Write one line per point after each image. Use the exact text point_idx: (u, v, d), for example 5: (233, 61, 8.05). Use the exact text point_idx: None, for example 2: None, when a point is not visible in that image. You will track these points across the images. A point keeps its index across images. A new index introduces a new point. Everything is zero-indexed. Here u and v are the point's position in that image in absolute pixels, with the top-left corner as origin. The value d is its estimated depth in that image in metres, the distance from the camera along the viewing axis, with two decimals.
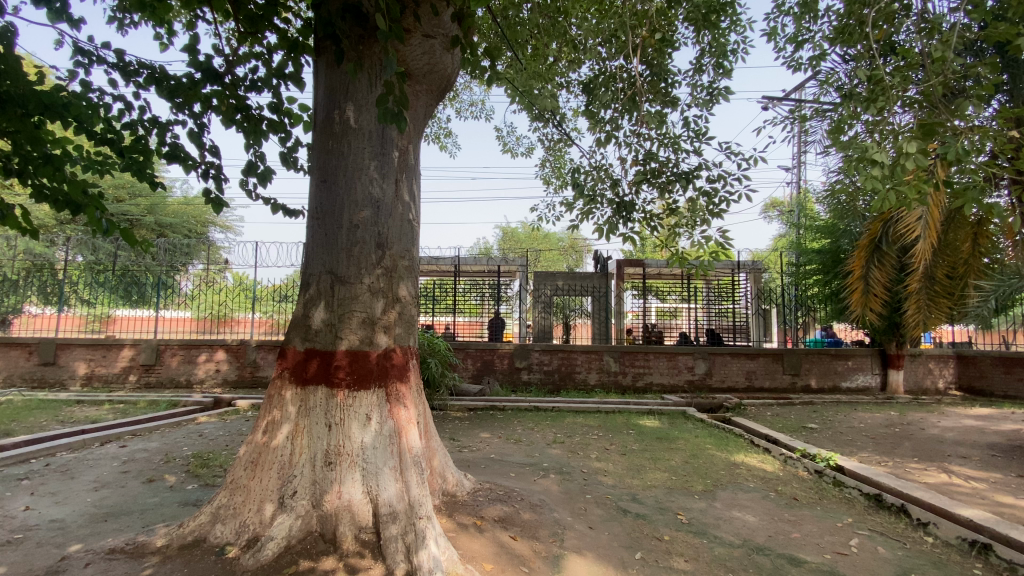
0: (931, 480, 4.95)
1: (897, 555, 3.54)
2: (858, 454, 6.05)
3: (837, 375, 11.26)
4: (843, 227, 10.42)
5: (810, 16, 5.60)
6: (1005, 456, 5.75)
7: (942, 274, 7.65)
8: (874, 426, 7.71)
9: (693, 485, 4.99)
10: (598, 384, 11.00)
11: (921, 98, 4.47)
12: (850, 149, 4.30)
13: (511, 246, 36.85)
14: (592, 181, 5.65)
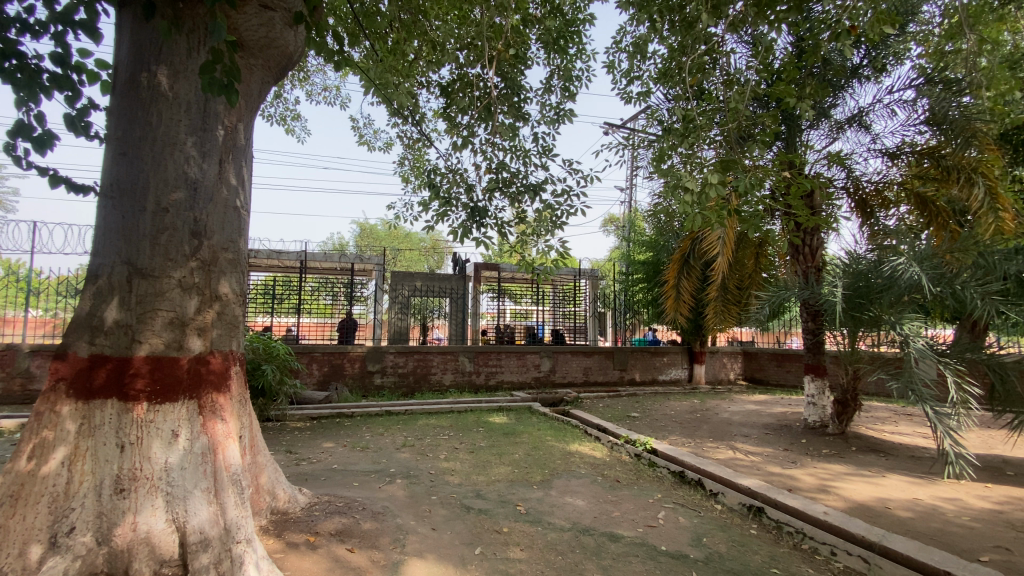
0: (721, 456, 5.98)
1: (692, 522, 4.18)
2: (669, 437, 7.05)
3: (656, 370, 12.99)
4: (663, 242, 12.10)
5: (641, 56, 6.38)
6: (773, 432, 7.18)
7: (733, 285, 9.31)
8: (682, 412, 9.04)
9: (533, 476, 5.31)
10: (452, 384, 11.08)
11: (721, 140, 5.36)
12: (668, 176, 4.99)
13: (368, 243, 35.37)
14: (447, 183, 5.67)
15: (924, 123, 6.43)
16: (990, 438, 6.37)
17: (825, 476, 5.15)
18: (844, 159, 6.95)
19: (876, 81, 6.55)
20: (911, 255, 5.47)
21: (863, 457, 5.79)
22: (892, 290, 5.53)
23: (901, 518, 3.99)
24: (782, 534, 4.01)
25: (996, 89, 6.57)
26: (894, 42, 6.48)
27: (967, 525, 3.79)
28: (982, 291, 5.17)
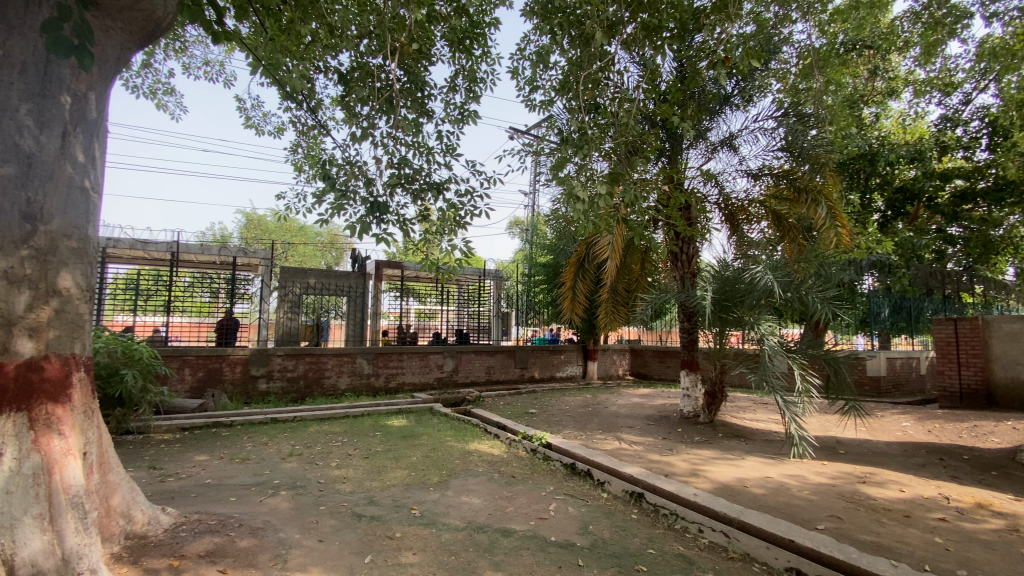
0: (609, 447, 6.39)
1: (580, 512, 4.42)
2: (563, 431, 7.38)
3: (554, 367, 13.52)
4: (562, 246, 12.66)
5: (544, 66, 6.59)
6: (654, 422, 7.82)
7: (622, 288, 9.98)
8: (576, 407, 9.51)
9: (430, 478, 5.25)
10: (348, 388, 10.59)
11: (613, 152, 5.72)
12: (565, 183, 5.24)
13: (254, 235, 32.48)
14: (344, 175, 5.39)
15: (780, 150, 7.38)
16: (824, 421, 7.51)
17: (696, 461, 5.73)
18: (717, 177, 7.76)
19: (744, 109, 7.38)
20: (769, 264, 6.28)
21: (728, 442, 6.52)
22: (753, 294, 6.28)
23: (755, 494, 4.55)
24: (659, 517, 4.37)
25: (834, 125, 7.74)
26: (759, 77, 7.37)
27: (804, 497, 4.43)
28: (820, 297, 6.08)
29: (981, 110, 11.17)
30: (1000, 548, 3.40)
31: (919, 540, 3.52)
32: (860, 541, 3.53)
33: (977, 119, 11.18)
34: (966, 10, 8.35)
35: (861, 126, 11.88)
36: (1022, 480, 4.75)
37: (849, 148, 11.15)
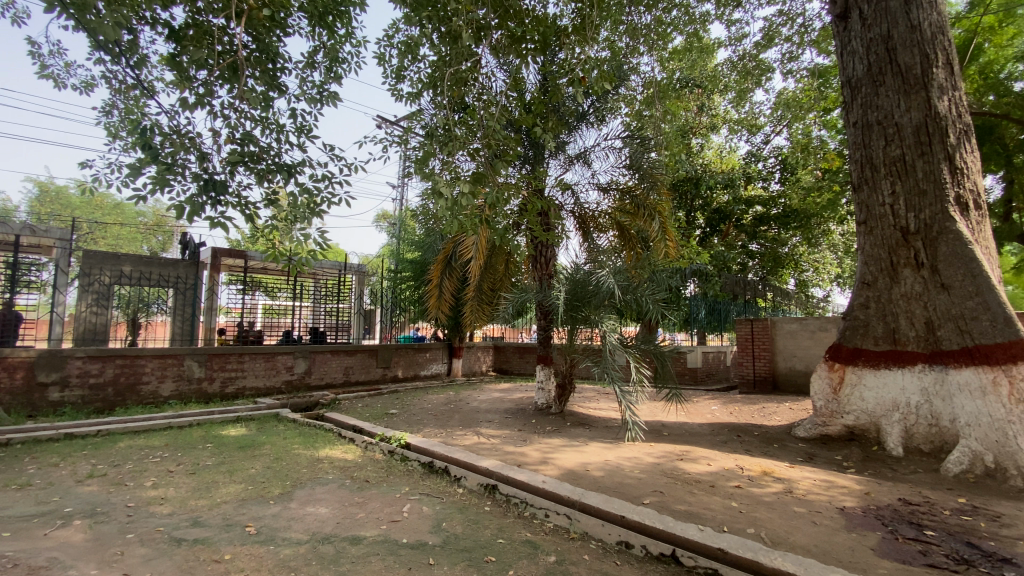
0: (467, 443, 6.48)
1: (434, 510, 4.42)
2: (423, 430, 7.29)
3: (418, 366, 13.31)
4: (429, 243, 12.52)
5: (412, 57, 6.44)
6: (511, 416, 8.16)
7: (487, 287, 10.20)
8: (437, 405, 9.49)
9: (270, 490, 4.79)
10: (173, 394, 9.16)
11: (479, 151, 5.80)
12: (429, 178, 5.21)
13: (49, 209, 26.45)
14: (171, 146, 4.64)
15: (626, 168, 8.21)
16: (654, 407, 8.58)
17: (548, 450, 6.10)
18: (573, 187, 8.35)
19: (597, 126, 8.05)
20: (613, 270, 6.92)
21: (575, 430, 7.07)
22: (599, 295, 6.90)
23: (595, 477, 5.00)
24: (510, 507, 4.56)
25: (670, 150, 8.86)
26: (611, 99, 8.09)
27: (635, 476, 4.99)
28: (652, 299, 6.90)
29: (775, 150, 13.73)
30: (774, 506, 4.20)
31: (719, 506, 4.19)
32: (676, 511, 4.08)
33: (772, 156, 13.72)
34: (767, 66, 10.22)
35: (691, 153, 13.82)
36: (791, 449, 5.95)
37: (680, 172, 12.88)
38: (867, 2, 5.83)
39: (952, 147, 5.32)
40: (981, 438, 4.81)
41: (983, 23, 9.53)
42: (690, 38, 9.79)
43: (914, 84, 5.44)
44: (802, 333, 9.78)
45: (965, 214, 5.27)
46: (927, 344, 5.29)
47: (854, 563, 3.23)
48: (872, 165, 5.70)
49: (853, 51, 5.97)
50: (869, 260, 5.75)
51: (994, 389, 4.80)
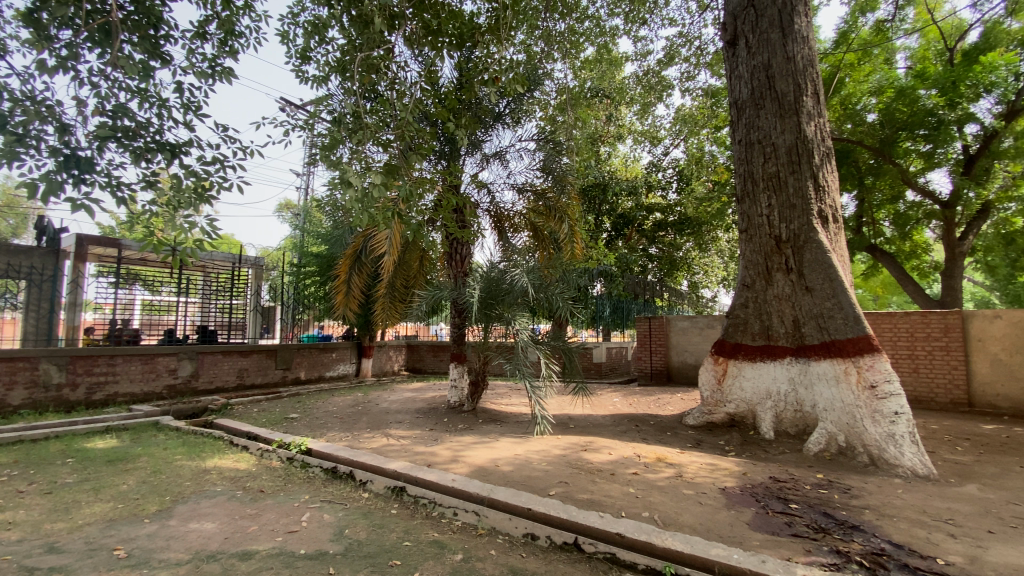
0: (374, 445, 6.26)
1: (336, 517, 4.21)
2: (327, 434, 6.92)
3: (323, 367, 12.61)
4: (336, 238, 11.91)
5: (318, 38, 6.06)
6: (422, 415, 8.01)
7: (399, 284, 9.91)
8: (343, 407, 9.06)
9: (145, 507, 4.28)
10: (24, 404, 7.88)
11: (392, 142, 5.60)
12: (336, 167, 4.95)
13: None
14: (21, 112, 3.94)
15: (540, 170, 8.40)
16: (562, 401, 8.88)
17: (458, 448, 6.07)
18: (488, 185, 8.38)
19: (513, 127, 8.15)
20: (526, 268, 7.04)
21: (486, 427, 7.10)
22: (512, 294, 7.02)
23: (504, 472, 5.06)
24: (418, 507, 4.48)
25: (580, 156, 9.23)
26: (526, 101, 8.21)
27: (542, 469, 5.13)
28: (562, 297, 7.13)
29: (673, 162, 14.83)
30: (668, 490, 4.53)
31: (619, 493, 4.43)
32: (580, 500, 4.25)
33: (671, 167, 14.80)
34: (667, 83, 11.04)
35: (600, 159, 14.53)
36: (683, 436, 6.46)
37: (589, 177, 13.49)
38: (752, 32, 6.49)
39: (816, 167, 6.06)
40: (834, 419, 5.54)
41: (840, 62, 11.04)
42: (600, 49, 10.30)
43: (788, 109, 6.14)
44: (693, 330, 10.68)
45: (826, 226, 6.02)
46: (794, 339, 5.99)
47: (733, 537, 3.58)
48: (753, 180, 6.36)
49: (740, 76, 6.62)
50: (749, 265, 6.41)
51: (847, 378, 5.48)
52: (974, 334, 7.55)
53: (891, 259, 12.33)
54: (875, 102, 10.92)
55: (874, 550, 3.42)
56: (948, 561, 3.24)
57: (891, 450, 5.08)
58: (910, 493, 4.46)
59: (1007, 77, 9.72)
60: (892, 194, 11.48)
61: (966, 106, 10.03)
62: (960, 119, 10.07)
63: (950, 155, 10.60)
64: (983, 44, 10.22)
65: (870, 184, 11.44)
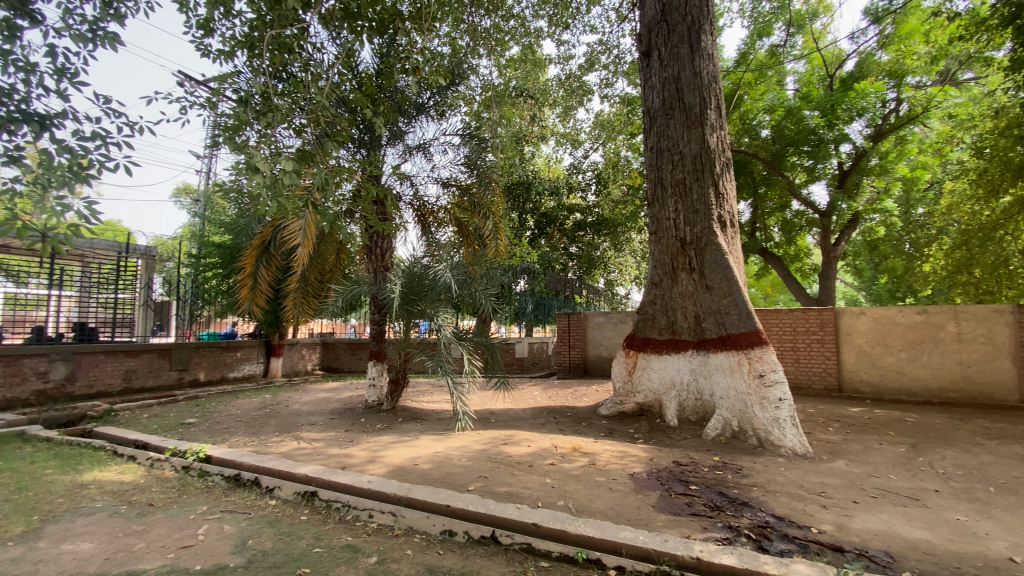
0: (283, 449, 5.91)
1: (239, 527, 3.92)
2: (229, 440, 6.41)
3: (225, 367, 11.67)
4: (241, 227, 11.06)
5: (223, 10, 5.57)
6: (337, 416, 7.67)
7: (314, 278, 9.39)
8: (248, 410, 8.43)
9: (7, 529, 3.72)
10: None
11: (306, 127, 5.27)
12: (242, 151, 4.57)
13: None
14: None
15: (464, 165, 8.35)
16: (484, 396, 8.94)
17: (375, 449, 5.89)
18: (411, 178, 8.17)
19: (437, 120, 8.01)
20: (449, 263, 6.94)
21: (406, 425, 6.96)
22: (435, 289, 6.88)
23: (422, 470, 4.99)
24: (331, 512, 4.29)
25: (504, 154, 9.31)
26: (450, 95, 8.11)
27: (462, 465, 5.12)
28: (485, 293, 7.14)
29: (592, 165, 15.41)
30: (582, 478, 4.72)
31: (536, 483, 4.54)
32: (498, 493, 4.30)
33: (590, 170, 15.36)
34: (587, 88, 11.44)
35: (523, 158, 14.77)
36: (598, 426, 6.75)
37: (513, 175, 13.66)
38: (664, 46, 6.89)
39: (717, 176, 6.57)
40: (730, 406, 6.06)
41: (740, 80, 12.09)
42: (525, 49, 10.48)
43: (694, 120, 6.60)
44: (607, 326, 11.21)
45: (724, 230, 6.55)
46: (695, 333, 6.48)
47: (641, 520, 3.81)
48: (663, 185, 6.78)
49: (653, 86, 7.01)
50: (657, 265, 6.83)
51: (740, 368, 6.02)
52: (844, 328, 8.62)
53: (778, 261, 13.73)
54: (768, 119, 12.07)
55: (760, 523, 3.80)
56: (820, 529, 3.68)
57: (776, 433, 5.66)
58: (791, 471, 5.02)
59: (874, 103, 11.09)
60: (781, 203, 12.78)
61: (841, 127, 11.37)
62: (836, 138, 11.40)
63: (827, 171, 12.00)
64: (857, 73, 11.62)
65: (763, 193, 12.73)
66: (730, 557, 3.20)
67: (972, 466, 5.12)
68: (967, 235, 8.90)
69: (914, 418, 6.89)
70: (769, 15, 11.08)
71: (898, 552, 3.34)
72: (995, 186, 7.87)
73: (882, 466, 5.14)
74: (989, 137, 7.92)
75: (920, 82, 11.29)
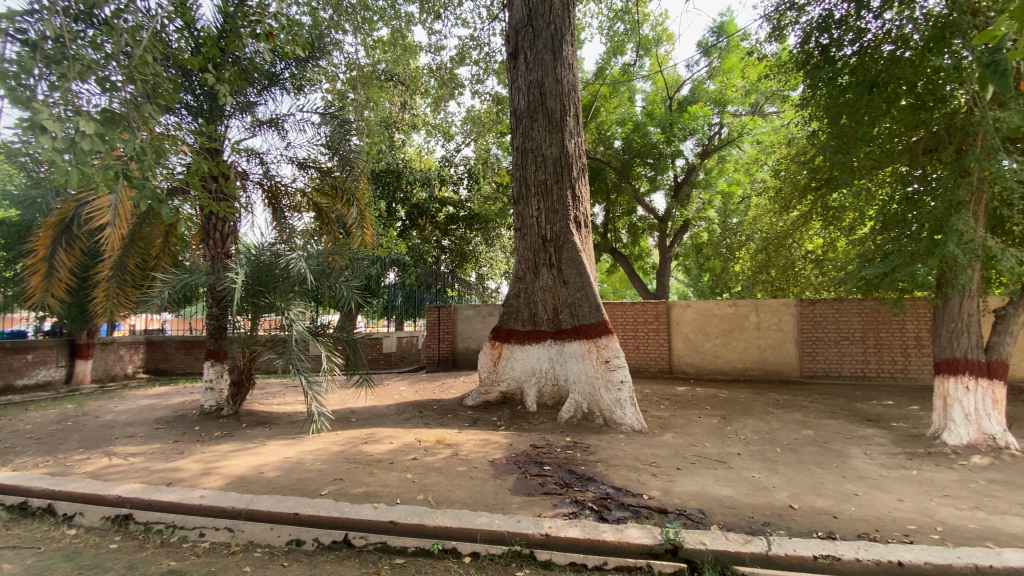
0: (90, 468, 4.97)
1: (21, 567, 3.23)
2: (12, 462, 5.21)
3: (10, 373, 9.45)
4: (31, 200, 8.98)
5: None
6: (164, 426, 6.65)
7: (134, 266, 7.95)
8: (42, 424, 6.91)
9: None
10: None
11: (121, 86, 4.41)
12: (24, 104, 3.66)
13: None
14: None
15: (325, 146, 7.73)
16: (344, 395, 8.46)
17: (212, 459, 5.23)
18: (259, 155, 7.38)
19: (293, 95, 7.34)
20: (303, 252, 6.37)
21: (252, 431, 6.30)
22: (286, 281, 6.26)
23: (268, 478, 4.57)
24: (150, 536, 3.74)
25: (371, 139, 8.90)
26: (310, 70, 7.48)
27: (315, 468, 4.79)
28: (347, 286, 6.62)
29: (463, 159, 15.48)
30: (443, 470, 4.73)
31: (396, 480, 4.44)
32: (354, 494, 4.12)
33: (461, 164, 15.41)
34: (458, 81, 11.43)
35: (392, 145, 14.27)
36: (462, 417, 6.83)
37: (380, 162, 13.12)
38: (529, 49, 7.17)
39: (575, 179, 7.02)
40: (581, 390, 6.57)
41: (597, 92, 13.09)
42: (394, 32, 10.14)
43: (556, 124, 6.98)
44: (476, 318, 11.40)
45: (580, 230, 7.03)
46: (554, 325, 6.89)
47: (497, 504, 3.94)
48: (526, 184, 7.07)
49: (518, 88, 7.25)
50: (521, 260, 7.11)
51: (590, 356, 6.55)
52: (675, 319, 9.88)
53: (625, 259, 15.24)
54: (620, 131, 13.29)
55: (603, 495, 4.18)
56: (650, 495, 4.18)
57: (618, 413, 6.28)
58: (630, 445, 5.61)
59: (702, 126, 12.85)
60: (628, 208, 14.23)
61: (677, 144, 12.96)
62: (673, 153, 12.98)
63: (666, 181, 13.65)
64: (691, 98, 13.36)
65: (614, 199, 14.13)
66: (575, 529, 3.47)
67: (764, 431, 6.24)
68: (767, 241, 10.78)
69: (725, 394, 8.18)
70: (622, 36, 12.14)
71: (709, 508, 3.94)
72: (785, 201, 9.64)
73: (701, 436, 6.01)
74: (785, 162, 9.67)
75: (737, 111, 13.31)
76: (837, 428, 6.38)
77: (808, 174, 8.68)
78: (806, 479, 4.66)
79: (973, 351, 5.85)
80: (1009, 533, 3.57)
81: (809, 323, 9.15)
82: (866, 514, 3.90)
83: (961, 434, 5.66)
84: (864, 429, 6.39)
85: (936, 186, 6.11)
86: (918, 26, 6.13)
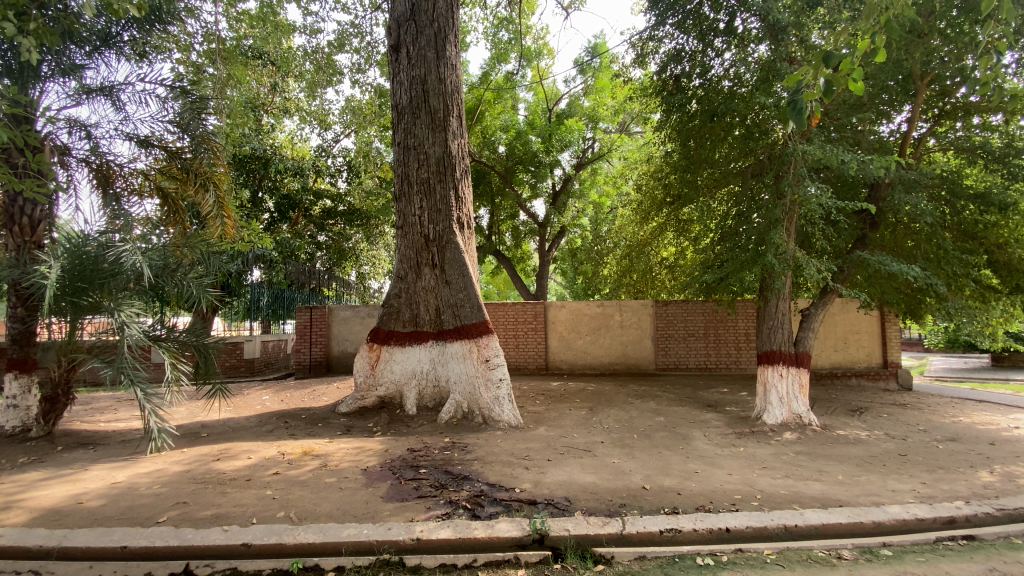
0: None
1: None
2: None
3: None
4: None
5: None
6: None
7: None
8: None
9: None
10: None
11: None
12: None
13: None
14: None
15: (172, 124, 6.80)
16: (193, 408, 7.53)
17: (12, 490, 4.32)
18: (87, 128, 6.26)
19: (135, 62, 6.38)
20: (136, 243, 5.42)
21: (70, 455, 5.32)
22: (117, 277, 5.29)
23: (90, 507, 3.91)
24: None
25: (232, 120, 8.03)
26: (157, 36, 6.56)
27: (152, 493, 4.19)
28: (197, 283, 5.89)
29: (342, 151, 14.66)
30: (308, 483, 4.44)
31: (252, 498, 4.06)
32: (200, 518, 3.69)
33: (340, 156, 14.58)
34: (336, 69, 10.80)
35: (258, 128, 12.95)
36: (334, 425, 6.48)
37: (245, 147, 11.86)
38: (412, 45, 7.03)
39: (458, 180, 7.02)
40: (460, 390, 6.61)
41: (481, 96, 13.28)
42: (263, 7, 9.25)
43: (438, 123, 6.94)
44: (354, 320, 10.88)
45: (462, 232, 7.04)
46: (435, 325, 6.84)
47: (367, 513, 3.81)
48: (408, 182, 6.95)
49: (400, 82, 7.08)
50: (402, 260, 6.96)
51: (470, 356, 6.61)
52: (551, 319, 10.40)
53: (507, 261, 15.66)
54: (503, 137, 13.64)
55: (476, 493, 4.25)
56: (522, 488, 4.35)
57: (495, 410, 6.43)
58: (506, 441, 5.78)
59: (577, 138, 13.68)
60: (511, 212, 14.69)
61: (556, 154, 13.64)
62: (552, 163, 13.64)
63: (545, 188, 14.30)
64: (568, 111, 14.17)
65: (498, 202, 14.46)
66: (446, 530, 3.49)
67: (625, 420, 6.85)
68: (631, 248, 11.80)
69: (594, 387, 8.81)
70: (506, 44, 12.43)
71: (573, 495, 4.22)
72: (646, 213, 10.68)
73: (570, 428, 6.41)
74: (646, 177, 10.70)
75: (607, 128, 14.42)
76: (684, 414, 7.22)
77: (663, 191, 9.68)
78: (657, 462, 5.20)
79: (786, 344, 7.01)
80: (808, 497, 4.33)
81: (664, 321, 10.23)
82: (703, 489, 4.47)
83: (776, 414, 6.75)
84: (705, 413, 7.33)
85: (761, 204, 7.25)
86: (748, 68, 7.17)
